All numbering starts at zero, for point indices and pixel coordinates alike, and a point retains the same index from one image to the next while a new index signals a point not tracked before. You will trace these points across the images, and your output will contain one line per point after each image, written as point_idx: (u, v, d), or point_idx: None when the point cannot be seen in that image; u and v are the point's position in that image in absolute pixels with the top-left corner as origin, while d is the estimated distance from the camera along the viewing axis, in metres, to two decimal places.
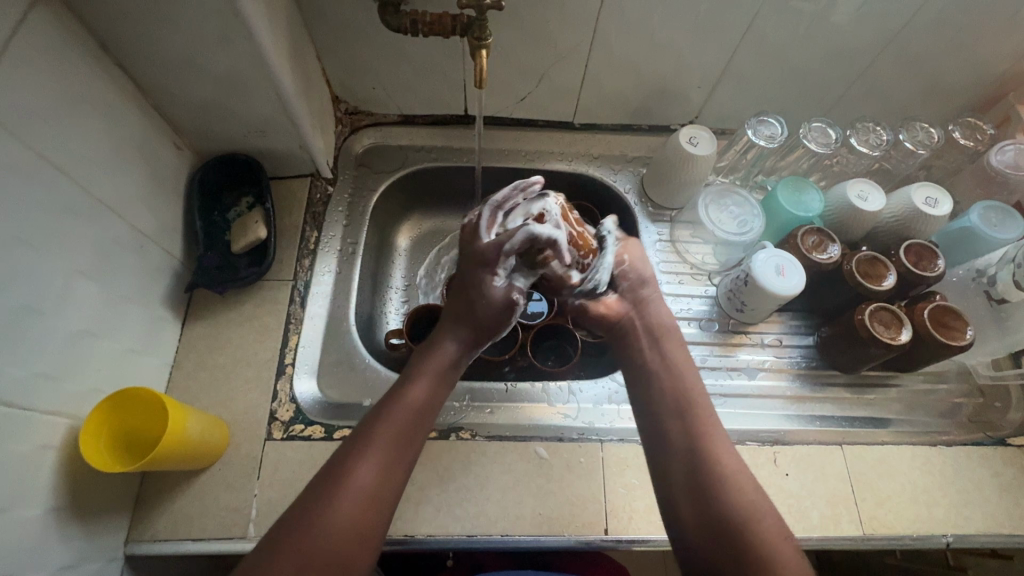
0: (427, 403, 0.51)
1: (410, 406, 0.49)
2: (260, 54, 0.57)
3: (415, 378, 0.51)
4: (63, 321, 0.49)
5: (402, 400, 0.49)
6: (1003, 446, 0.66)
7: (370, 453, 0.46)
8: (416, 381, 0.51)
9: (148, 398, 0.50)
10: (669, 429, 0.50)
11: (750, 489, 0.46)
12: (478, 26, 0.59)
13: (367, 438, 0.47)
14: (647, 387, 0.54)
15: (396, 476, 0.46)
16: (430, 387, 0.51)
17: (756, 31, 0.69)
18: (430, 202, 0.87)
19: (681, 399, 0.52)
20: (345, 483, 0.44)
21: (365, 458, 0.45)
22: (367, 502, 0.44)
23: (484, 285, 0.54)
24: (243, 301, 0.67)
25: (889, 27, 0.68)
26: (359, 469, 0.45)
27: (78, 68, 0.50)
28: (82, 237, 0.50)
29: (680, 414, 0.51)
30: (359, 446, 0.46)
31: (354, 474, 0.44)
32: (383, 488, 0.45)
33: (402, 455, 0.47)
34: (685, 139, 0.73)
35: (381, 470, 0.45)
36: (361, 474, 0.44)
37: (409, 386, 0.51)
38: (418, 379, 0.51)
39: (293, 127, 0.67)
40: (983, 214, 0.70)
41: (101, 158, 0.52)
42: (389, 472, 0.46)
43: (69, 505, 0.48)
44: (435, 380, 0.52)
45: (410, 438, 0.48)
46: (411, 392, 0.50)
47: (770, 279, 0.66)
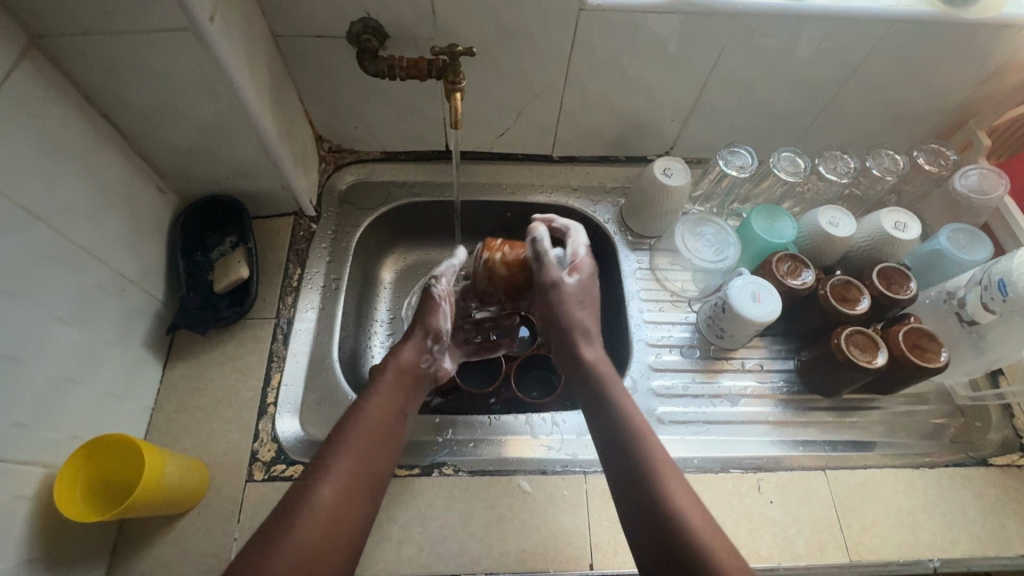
0: (384, 420, 0.53)
1: (368, 424, 0.52)
2: (241, 101, 0.58)
3: (378, 391, 0.55)
4: (41, 369, 0.49)
5: (366, 413, 0.52)
6: (984, 466, 0.66)
7: (330, 474, 0.47)
8: (375, 399, 0.54)
9: (119, 445, 0.50)
10: (621, 468, 0.51)
11: (699, 520, 0.46)
12: (452, 71, 0.62)
13: (325, 458, 0.48)
14: (603, 425, 0.55)
15: (356, 493, 0.47)
16: (386, 403, 0.54)
17: (722, 67, 0.71)
18: (414, 235, 0.88)
19: (636, 437, 0.52)
20: (306, 504, 0.45)
21: (324, 479, 0.46)
22: (329, 517, 0.45)
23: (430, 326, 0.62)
24: (226, 341, 0.67)
25: (850, 61, 0.70)
26: (319, 489, 0.46)
27: (62, 120, 0.51)
28: (62, 284, 0.51)
29: (633, 450, 0.51)
30: (318, 469, 0.47)
31: (316, 493, 0.45)
32: (345, 504, 0.46)
33: (364, 470, 0.49)
34: (660, 170, 0.75)
35: (343, 485, 0.47)
36: (322, 492, 0.46)
37: (366, 408, 0.53)
38: (374, 398, 0.54)
39: (275, 169, 0.68)
40: (951, 237, 0.72)
41: (83, 205, 0.53)
42: (349, 488, 0.47)
43: (42, 557, 0.48)
44: (392, 395, 0.56)
45: (375, 443, 0.51)
46: (368, 412, 0.53)
47: (745, 305, 0.67)
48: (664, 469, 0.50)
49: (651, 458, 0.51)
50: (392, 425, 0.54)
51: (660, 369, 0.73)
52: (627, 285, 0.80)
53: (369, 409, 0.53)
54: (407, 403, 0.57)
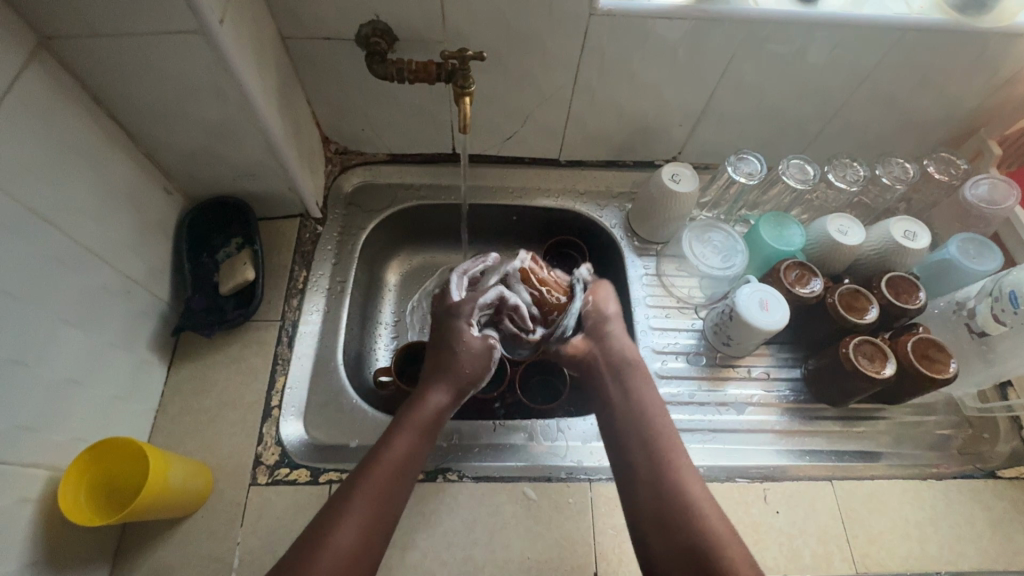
0: (406, 463, 0.51)
1: (390, 467, 0.50)
2: (249, 103, 0.58)
3: (400, 431, 0.53)
4: (46, 371, 0.49)
5: (385, 457, 0.51)
6: (992, 478, 0.66)
7: (349, 517, 0.46)
8: (395, 438, 0.52)
9: (125, 448, 0.50)
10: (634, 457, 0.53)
11: (711, 515, 0.48)
12: (461, 75, 0.61)
13: (346, 500, 0.48)
14: (617, 416, 0.57)
15: (374, 536, 0.47)
16: (410, 443, 0.52)
17: (732, 73, 0.71)
18: (419, 238, 0.88)
19: (649, 431, 0.54)
20: (324, 546, 0.45)
21: (343, 521, 0.46)
22: (346, 562, 0.45)
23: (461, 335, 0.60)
24: (231, 343, 0.67)
25: (861, 68, 0.70)
26: (338, 533, 0.45)
27: (70, 121, 0.51)
28: (68, 286, 0.51)
29: (646, 445, 0.53)
30: (339, 509, 0.47)
31: (335, 535, 0.45)
32: (362, 549, 0.46)
33: (383, 512, 0.48)
34: (668, 176, 0.74)
35: (363, 528, 0.46)
36: (340, 536, 0.45)
37: (390, 445, 0.52)
38: (400, 435, 0.53)
39: (282, 171, 0.68)
40: (961, 246, 0.71)
41: (90, 206, 0.53)
42: (368, 531, 0.47)
43: (46, 560, 0.48)
44: (418, 433, 0.53)
45: (390, 494, 0.49)
46: (392, 451, 0.51)
47: (754, 314, 0.66)
48: (678, 463, 0.51)
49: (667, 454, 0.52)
50: (414, 465, 0.52)
51: (666, 376, 0.73)
52: (633, 291, 0.80)
53: (391, 449, 0.51)
54: (427, 446, 0.54)
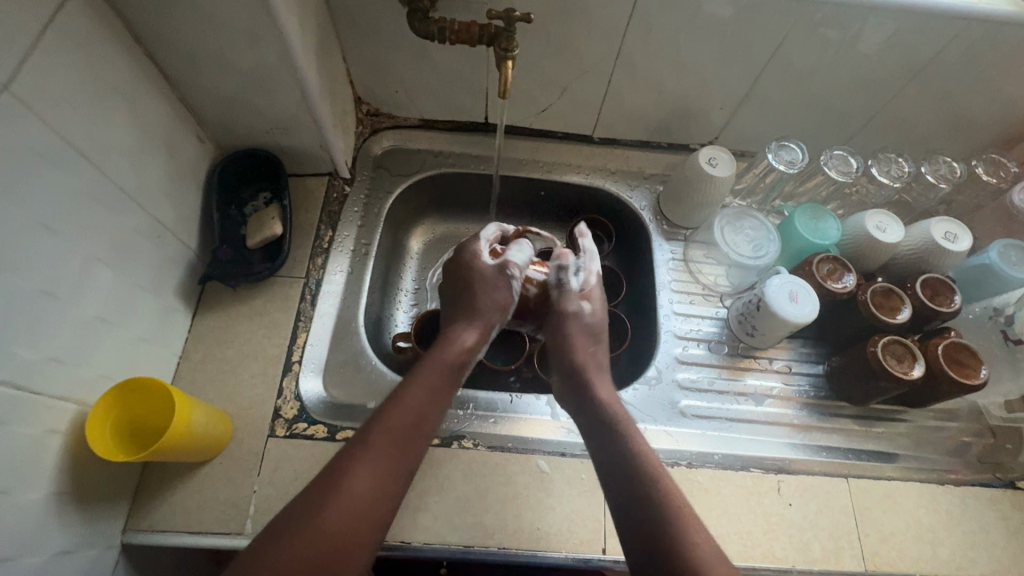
0: (426, 407, 0.49)
1: (411, 410, 0.48)
2: (288, 52, 0.57)
3: (417, 381, 0.51)
4: (78, 307, 0.49)
5: (399, 403, 0.48)
6: (1012, 489, 0.65)
7: (364, 463, 0.44)
8: (415, 386, 0.50)
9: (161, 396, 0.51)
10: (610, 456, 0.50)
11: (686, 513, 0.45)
12: (505, 37, 0.60)
13: (360, 447, 0.45)
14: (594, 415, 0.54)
15: (390, 484, 0.45)
16: (431, 387, 0.51)
17: (782, 56, 0.68)
18: (445, 206, 0.87)
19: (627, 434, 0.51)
20: (337, 490, 0.42)
21: (359, 467, 0.44)
22: (357, 507, 0.42)
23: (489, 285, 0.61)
24: (255, 296, 0.67)
25: (917, 59, 0.67)
26: (351, 476, 0.43)
27: (110, 57, 0.50)
28: (101, 224, 0.51)
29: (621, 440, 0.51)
30: (351, 456, 0.44)
31: (351, 480, 0.43)
32: (377, 497, 0.43)
33: (398, 461, 0.46)
34: (705, 159, 0.72)
35: (376, 477, 0.44)
36: (355, 482, 0.43)
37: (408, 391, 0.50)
38: (418, 382, 0.51)
39: (314, 126, 0.67)
40: (1003, 252, 0.69)
41: (125, 147, 0.53)
42: (386, 479, 0.44)
43: (71, 491, 0.48)
44: (440, 372, 0.52)
45: (406, 437, 0.47)
46: (410, 395, 0.49)
47: (783, 305, 0.65)
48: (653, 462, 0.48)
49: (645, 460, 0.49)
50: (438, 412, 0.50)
51: (686, 362, 0.73)
52: (658, 276, 0.79)
53: (413, 389, 0.50)
54: (446, 398, 0.52)
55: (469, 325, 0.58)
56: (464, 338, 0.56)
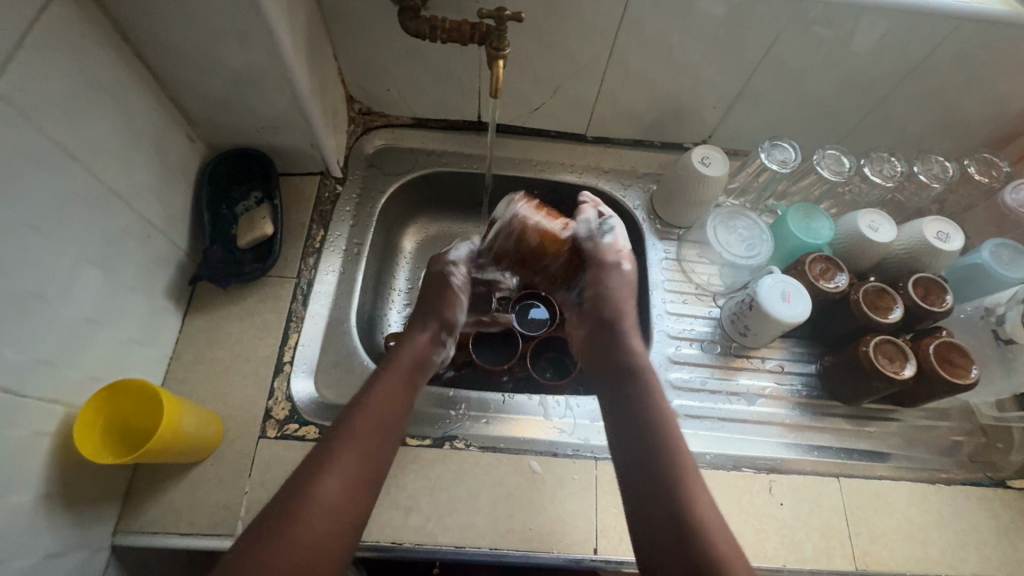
0: (390, 412, 0.51)
1: (374, 415, 0.50)
2: (278, 51, 0.57)
3: (376, 386, 0.52)
4: (66, 308, 0.49)
5: (362, 408, 0.50)
6: (1002, 487, 0.65)
7: (331, 468, 0.45)
8: (375, 392, 0.52)
9: (153, 407, 0.51)
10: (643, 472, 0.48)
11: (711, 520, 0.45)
12: (497, 36, 0.59)
13: (327, 454, 0.46)
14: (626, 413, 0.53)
15: (360, 487, 0.45)
16: (394, 393, 0.52)
17: (775, 55, 0.68)
18: (438, 206, 0.87)
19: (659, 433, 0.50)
20: (306, 497, 0.43)
21: (325, 473, 0.44)
22: (327, 512, 0.43)
23: (443, 291, 0.63)
24: (246, 296, 0.67)
25: (910, 59, 0.67)
26: (320, 484, 0.44)
27: (97, 57, 0.50)
28: (89, 225, 0.50)
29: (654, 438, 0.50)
30: (317, 464, 0.45)
31: (319, 488, 0.44)
32: (347, 500, 0.44)
33: (365, 464, 0.47)
34: (698, 158, 0.72)
35: (345, 480, 0.45)
36: (323, 488, 0.44)
37: (368, 396, 0.51)
38: (378, 387, 0.52)
39: (306, 125, 0.67)
40: (994, 252, 0.69)
41: (113, 147, 0.52)
42: (356, 483, 0.45)
43: (60, 493, 0.48)
44: (400, 377, 0.54)
45: (372, 439, 0.48)
46: (371, 398, 0.51)
47: (775, 305, 0.65)
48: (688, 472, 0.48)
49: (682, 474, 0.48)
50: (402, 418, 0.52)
51: (679, 361, 0.73)
52: (652, 275, 0.79)
53: (375, 397, 0.51)
54: (408, 398, 0.54)
55: (423, 330, 0.60)
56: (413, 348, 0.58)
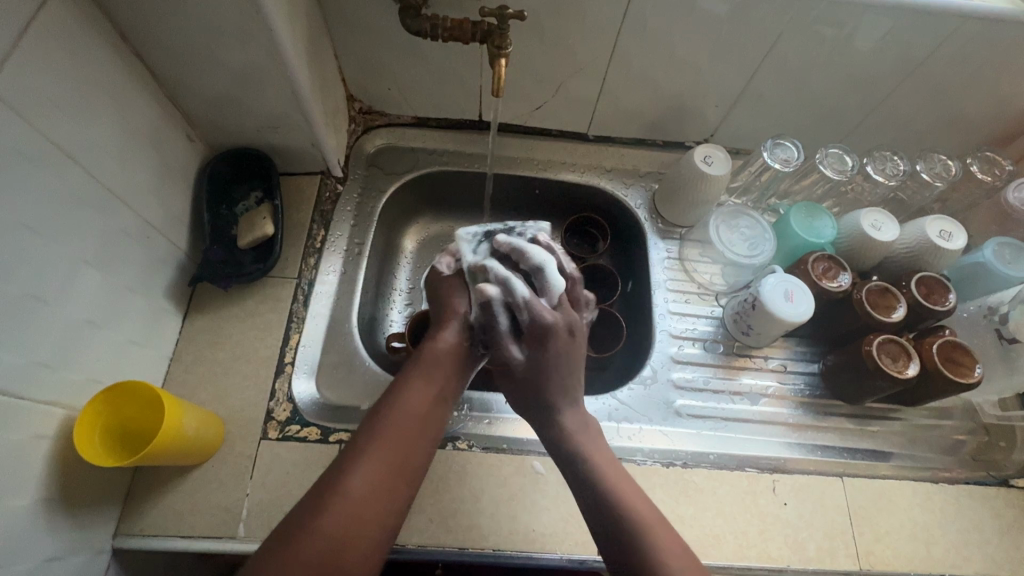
0: (426, 406, 0.51)
1: (410, 410, 0.50)
2: (278, 50, 0.56)
3: (415, 380, 0.52)
4: (65, 310, 0.48)
5: (398, 403, 0.50)
6: (1006, 486, 0.65)
7: (366, 460, 0.45)
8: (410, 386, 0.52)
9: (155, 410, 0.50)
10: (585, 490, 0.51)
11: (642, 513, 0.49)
12: (499, 35, 0.59)
13: (361, 447, 0.46)
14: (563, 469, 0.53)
15: (394, 482, 0.45)
16: (430, 388, 0.52)
17: (778, 53, 0.68)
18: (439, 205, 0.87)
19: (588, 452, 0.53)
20: (341, 488, 0.43)
21: (359, 468, 0.44)
22: (361, 506, 0.43)
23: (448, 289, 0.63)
24: (247, 297, 0.67)
25: (913, 57, 0.67)
26: (354, 478, 0.44)
27: (96, 56, 0.49)
28: (88, 226, 0.50)
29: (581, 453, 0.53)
30: (351, 457, 0.45)
31: (351, 482, 0.43)
32: (380, 495, 0.44)
33: (399, 459, 0.47)
34: (700, 157, 0.72)
35: (378, 473, 0.45)
36: (355, 481, 0.43)
37: (404, 391, 0.51)
38: (414, 381, 0.52)
39: (306, 124, 0.67)
40: (996, 250, 0.69)
41: (112, 147, 0.52)
42: (389, 477, 0.45)
43: (59, 497, 0.48)
44: (435, 377, 0.54)
45: (406, 434, 0.48)
46: (406, 395, 0.51)
47: (778, 304, 0.65)
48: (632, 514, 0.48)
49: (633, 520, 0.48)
50: (438, 413, 0.52)
51: (681, 361, 0.72)
52: (654, 274, 0.78)
53: (411, 391, 0.51)
54: (445, 393, 0.54)
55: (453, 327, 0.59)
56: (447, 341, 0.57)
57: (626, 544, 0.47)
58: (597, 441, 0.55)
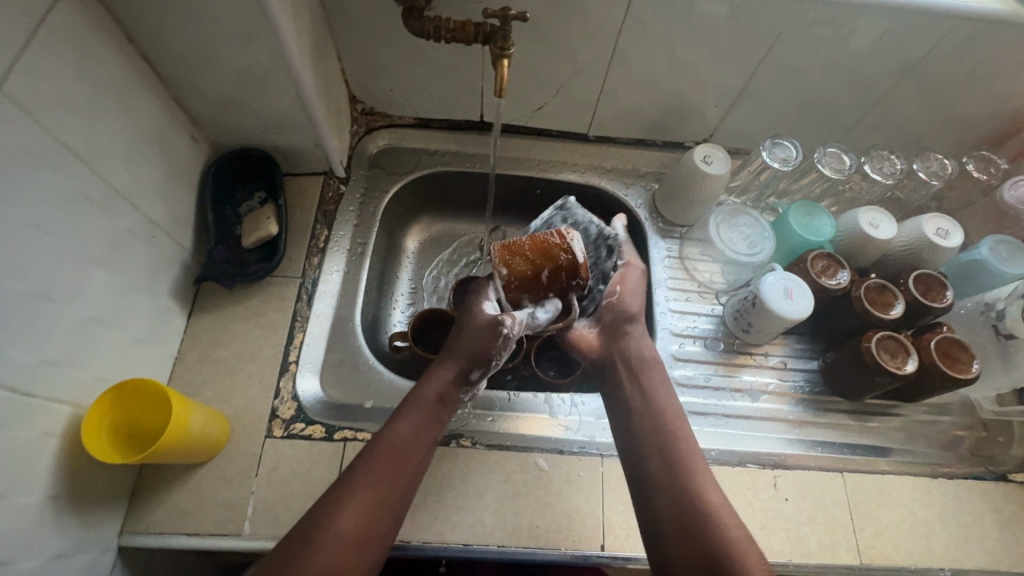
0: (411, 446, 0.51)
1: (396, 448, 0.50)
2: (283, 50, 0.57)
3: (403, 417, 0.52)
4: (72, 308, 0.49)
5: (385, 441, 0.50)
6: (1004, 481, 0.65)
7: (353, 500, 0.46)
8: (398, 424, 0.52)
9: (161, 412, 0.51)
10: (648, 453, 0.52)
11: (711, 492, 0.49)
12: (501, 36, 0.60)
13: (345, 488, 0.47)
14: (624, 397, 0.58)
15: (379, 522, 0.46)
16: (417, 426, 0.52)
17: (776, 53, 0.69)
18: (441, 205, 0.87)
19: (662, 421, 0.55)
20: (326, 528, 0.44)
21: (344, 508, 0.45)
22: (347, 545, 0.44)
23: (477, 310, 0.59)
24: (251, 297, 0.67)
25: (909, 57, 0.68)
26: (340, 518, 0.45)
27: (103, 57, 0.50)
28: (95, 225, 0.50)
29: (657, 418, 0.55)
30: (336, 498, 0.46)
31: (337, 521, 0.45)
32: (365, 535, 0.45)
33: (383, 501, 0.47)
34: (699, 157, 0.73)
35: (360, 518, 0.45)
36: (339, 524, 0.45)
37: (392, 430, 0.51)
38: (404, 418, 0.52)
39: (309, 125, 0.67)
40: (993, 248, 0.70)
41: (119, 148, 0.53)
42: (372, 519, 0.46)
43: (67, 494, 0.48)
44: (422, 411, 0.53)
45: (392, 474, 0.48)
46: (394, 433, 0.51)
47: (779, 302, 0.65)
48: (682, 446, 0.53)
49: (686, 459, 0.51)
50: (425, 449, 0.52)
51: (682, 359, 0.73)
52: (654, 273, 0.79)
53: (397, 430, 0.51)
54: (433, 433, 0.53)
55: (445, 367, 0.57)
56: (439, 379, 0.56)
57: (675, 471, 0.51)
58: (662, 384, 0.58)
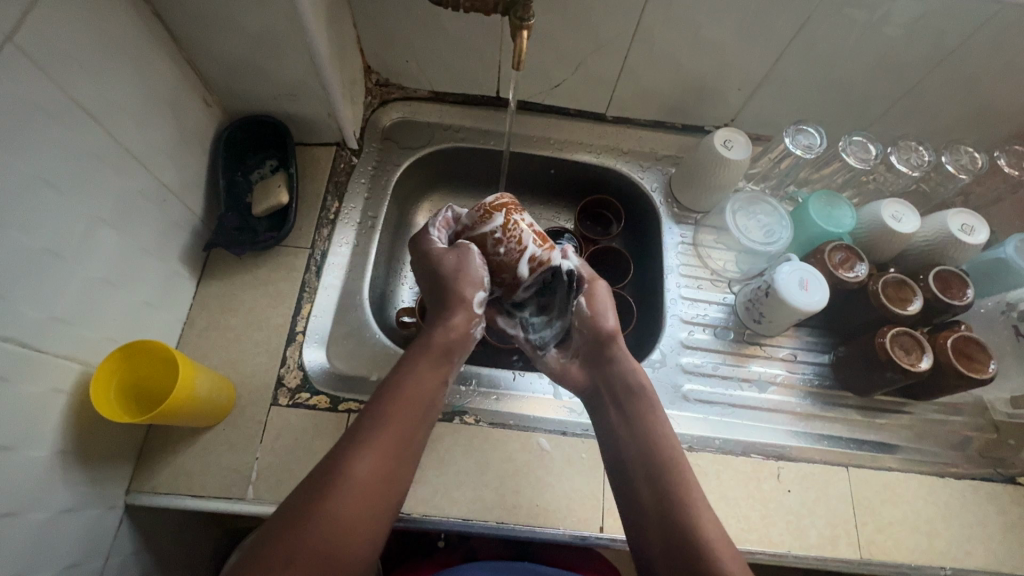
0: (426, 392, 0.51)
1: (412, 397, 0.49)
2: (298, 15, 0.55)
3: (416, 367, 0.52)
4: (82, 267, 0.49)
5: (400, 390, 0.49)
6: (1012, 484, 0.64)
7: (369, 444, 0.45)
8: (415, 374, 0.51)
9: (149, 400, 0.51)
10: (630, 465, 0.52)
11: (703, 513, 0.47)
12: (522, 5, 0.57)
13: (363, 432, 0.46)
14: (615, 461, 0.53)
15: (393, 468, 0.45)
16: (428, 375, 0.52)
17: (805, 36, 0.66)
18: (453, 182, 0.86)
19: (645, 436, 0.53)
20: (343, 473, 0.43)
21: (360, 452, 0.44)
22: (365, 489, 0.43)
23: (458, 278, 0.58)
24: (259, 265, 0.67)
25: (945, 44, 0.65)
26: (357, 461, 0.44)
27: (117, 14, 0.49)
28: (106, 186, 0.50)
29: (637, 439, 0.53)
30: (356, 437, 0.45)
31: (353, 464, 0.44)
32: (383, 479, 0.44)
33: (400, 444, 0.47)
34: (720, 140, 0.70)
35: (383, 460, 0.45)
36: (357, 466, 0.44)
37: (407, 379, 0.51)
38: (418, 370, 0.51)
39: (323, 93, 0.66)
40: (1019, 246, 0.68)
41: (130, 108, 0.52)
42: (388, 463, 0.45)
43: (75, 450, 0.49)
44: (440, 362, 0.53)
45: (407, 422, 0.48)
46: (413, 382, 0.50)
47: (791, 293, 0.64)
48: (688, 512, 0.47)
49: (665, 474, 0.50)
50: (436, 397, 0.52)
51: (690, 347, 0.72)
52: (666, 259, 0.78)
53: (412, 378, 0.51)
54: (444, 381, 0.53)
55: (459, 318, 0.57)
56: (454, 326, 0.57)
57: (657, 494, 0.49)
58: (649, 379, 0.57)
